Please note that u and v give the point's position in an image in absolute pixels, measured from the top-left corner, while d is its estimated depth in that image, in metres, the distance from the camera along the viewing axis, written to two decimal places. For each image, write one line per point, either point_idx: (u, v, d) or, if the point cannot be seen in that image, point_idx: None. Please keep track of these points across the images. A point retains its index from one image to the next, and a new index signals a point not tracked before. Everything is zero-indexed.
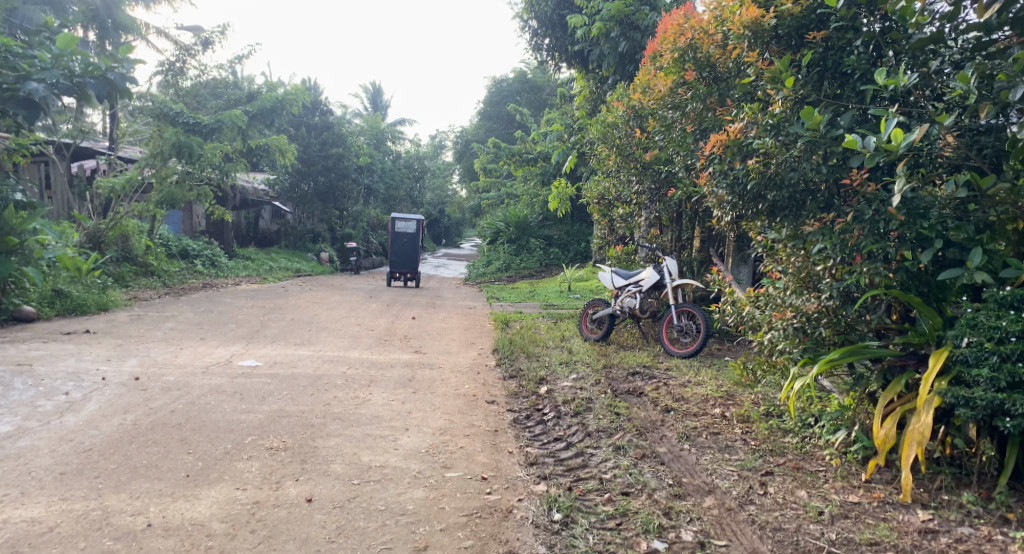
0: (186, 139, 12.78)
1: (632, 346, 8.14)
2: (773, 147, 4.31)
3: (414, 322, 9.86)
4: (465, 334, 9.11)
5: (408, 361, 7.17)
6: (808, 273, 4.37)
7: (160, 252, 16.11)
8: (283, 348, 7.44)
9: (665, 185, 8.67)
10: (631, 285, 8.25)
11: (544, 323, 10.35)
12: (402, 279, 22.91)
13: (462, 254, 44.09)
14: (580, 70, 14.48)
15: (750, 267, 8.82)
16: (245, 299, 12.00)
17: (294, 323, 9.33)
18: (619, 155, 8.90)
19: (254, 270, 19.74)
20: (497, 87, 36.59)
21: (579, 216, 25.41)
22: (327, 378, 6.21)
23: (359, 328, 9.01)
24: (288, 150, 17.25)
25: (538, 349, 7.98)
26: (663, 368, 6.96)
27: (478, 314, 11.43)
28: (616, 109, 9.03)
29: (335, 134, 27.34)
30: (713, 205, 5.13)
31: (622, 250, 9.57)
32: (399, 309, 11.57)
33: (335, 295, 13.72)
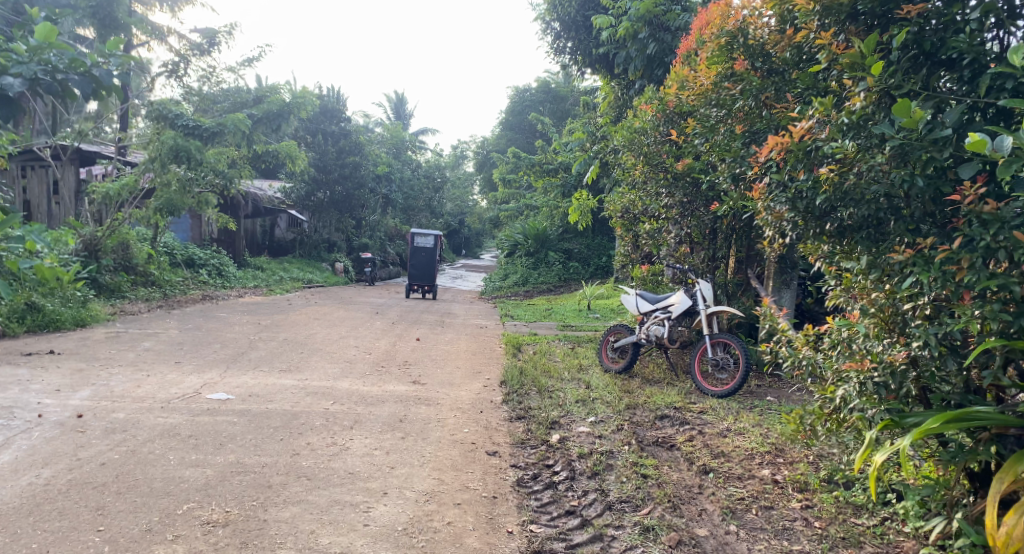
0: (184, 143, 12.06)
1: (659, 380, 7.21)
2: (853, 152, 3.41)
3: (417, 345, 9.02)
4: (472, 361, 8.23)
5: (403, 395, 6.32)
6: (891, 313, 3.49)
7: (163, 261, 15.43)
8: (265, 376, 6.63)
9: (697, 199, 7.77)
10: (658, 312, 7.29)
11: (561, 349, 9.44)
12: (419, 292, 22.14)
13: (481, 266, 43.35)
14: (605, 76, 13.65)
15: (793, 289, 8.12)
16: (242, 314, 11.23)
17: (285, 344, 8.52)
18: (645, 164, 8.01)
19: (263, 280, 19.08)
20: (520, 96, 35.90)
21: (600, 229, 24.56)
22: (305, 417, 5.37)
23: (356, 352, 8.16)
24: (299, 156, 16.55)
25: (551, 382, 7.09)
26: (696, 411, 6.05)
27: (489, 336, 10.54)
28: (644, 113, 8.14)
29: (352, 142, 26.83)
30: (766, 223, 4.21)
31: (647, 270, 8.64)
32: (405, 328, 10.72)
33: (339, 310, 12.91)
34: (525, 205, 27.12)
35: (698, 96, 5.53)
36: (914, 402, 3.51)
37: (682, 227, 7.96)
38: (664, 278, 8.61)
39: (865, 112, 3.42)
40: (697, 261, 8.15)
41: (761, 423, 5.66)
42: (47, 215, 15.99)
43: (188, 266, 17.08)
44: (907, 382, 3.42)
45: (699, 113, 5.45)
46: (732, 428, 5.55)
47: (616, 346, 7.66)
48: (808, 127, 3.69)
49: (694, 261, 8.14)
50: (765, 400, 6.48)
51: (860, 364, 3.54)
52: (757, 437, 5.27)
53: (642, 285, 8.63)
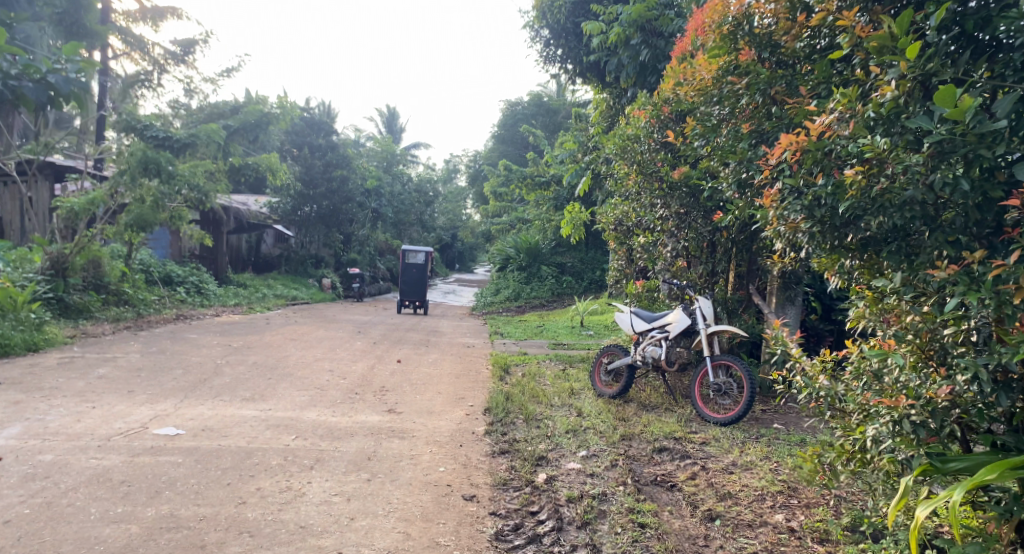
0: (154, 155, 11.57)
1: (657, 406, 6.65)
2: (884, 150, 2.88)
3: (397, 368, 8.46)
4: (455, 385, 7.66)
5: (376, 427, 5.76)
6: (928, 340, 2.95)
7: (137, 279, 14.84)
8: (225, 407, 6.05)
9: (694, 209, 7.29)
10: (655, 332, 6.72)
11: (552, 370, 8.89)
12: (410, 308, 21.62)
13: (473, 280, 42.81)
14: (596, 84, 13.22)
15: (798, 305, 7.67)
16: (215, 335, 10.65)
17: (254, 369, 7.93)
18: (640, 172, 7.51)
19: (244, 298, 18.51)
20: (511, 110, 35.59)
21: (593, 243, 24.12)
22: (262, 456, 4.81)
23: (330, 378, 7.60)
24: (280, 169, 16.03)
25: (539, 408, 6.55)
26: (698, 441, 5.52)
27: (476, 357, 9.98)
28: (637, 118, 7.66)
29: (339, 155, 26.42)
30: (775, 236, 3.68)
31: (644, 285, 8.07)
32: (387, 349, 10.15)
33: (320, 329, 12.34)
34: (517, 219, 26.66)
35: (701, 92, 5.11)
36: (956, 443, 2.98)
37: (679, 241, 7.42)
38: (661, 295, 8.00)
39: (898, 103, 2.90)
40: (696, 275, 7.62)
41: (770, 456, 5.12)
42: (18, 233, 15.34)
43: (165, 284, 16.49)
44: (949, 422, 2.89)
45: (699, 113, 5.02)
46: (738, 463, 5.02)
47: (611, 367, 7.10)
48: (828, 123, 3.17)
49: (691, 275, 7.63)
50: (771, 428, 5.95)
51: (893, 401, 2.98)
52: (766, 474, 4.73)
53: (637, 302, 8.04)
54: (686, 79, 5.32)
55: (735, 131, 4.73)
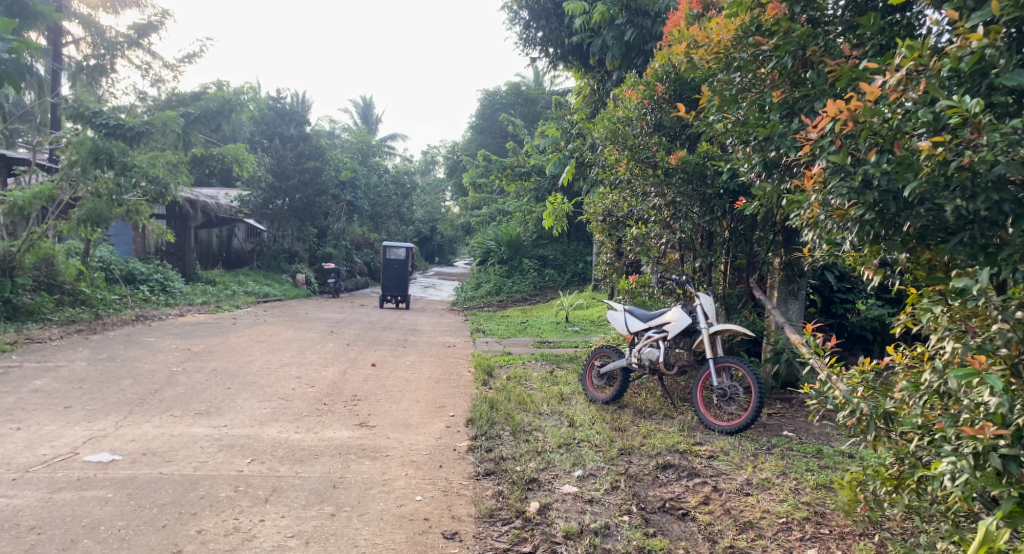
0: (105, 145, 10.74)
1: (655, 412, 6.07)
2: (972, 116, 2.33)
3: (371, 373, 7.80)
4: (434, 392, 7.03)
5: (345, 446, 5.11)
6: (1017, 353, 2.41)
7: (96, 277, 14.13)
8: (174, 424, 5.36)
9: (694, 200, 6.69)
10: (653, 332, 6.12)
11: (538, 372, 8.28)
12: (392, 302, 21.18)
13: (453, 273, 42.12)
14: (578, 69, 12.58)
15: (802, 300, 7.14)
16: (175, 338, 9.91)
17: (213, 377, 7.24)
18: (633, 156, 6.87)
19: (213, 296, 17.72)
20: (490, 99, 34.85)
21: (576, 234, 23.56)
22: (209, 486, 4.14)
23: (295, 387, 6.93)
24: (247, 159, 15.20)
25: (527, 418, 5.94)
26: (705, 455, 4.94)
27: (456, 358, 9.34)
28: (629, 99, 7.07)
29: (312, 146, 25.62)
30: (813, 222, 3.10)
31: (640, 281, 7.40)
32: (360, 351, 9.48)
33: (291, 330, 11.62)
34: (497, 210, 26.04)
35: (720, 58, 4.59)
36: None
37: (673, 233, 6.77)
38: (657, 293, 7.30)
39: (981, 56, 2.44)
40: (694, 268, 7.00)
41: (786, 472, 4.55)
42: None
43: (127, 282, 15.93)
44: None
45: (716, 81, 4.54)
46: (754, 482, 4.44)
47: (605, 371, 6.49)
48: (892, 84, 2.64)
49: (687, 268, 7.05)
50: (782, 437, 5.39)
51: (977, 429, 2.36)
52: (787, 496, 4.17)
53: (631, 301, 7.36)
54: (702, 41, 4.77)
55: (761, 102, 4.22)
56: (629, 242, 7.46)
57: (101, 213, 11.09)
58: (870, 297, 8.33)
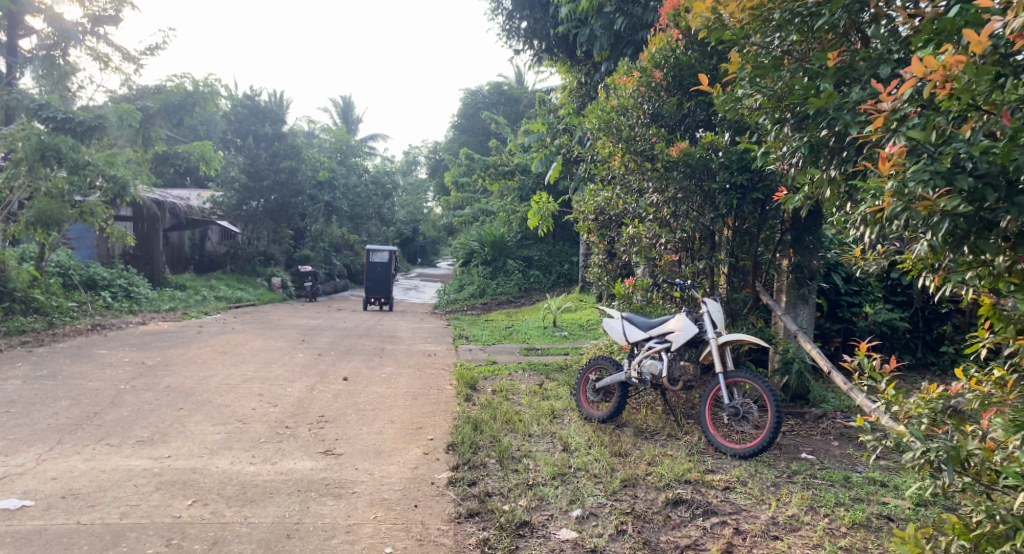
0: (53, 140, 9.90)
1: (657, 432, 5.45)
2: None
3: (343, 389, 7.12)
4: (411, 411, 6.35)
5: (306, 481, 4.42)
6: None
7: (52, 284, 13.42)
8: (108, 456, 4.66)
9: (694, 196, 5.95)
10: (654, 342, 5.48)
11: (526, 384, 7.62)
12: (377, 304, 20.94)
13: (435, 275, 41.39)
14: (565, 62, 11.98)
15: (812, 305, 6.55)
16: (130, 350, 9.16)
17: (164, 396, 6.50)
18: (629, 147, 6.20)
19: (182, 302, 16.93)
20: (472, 99, 34.21)
21: (562, 235, 22.93)
22: (136, 540, 3.45)
23: (255, 407, 6.22)
24: (215, 157, 14.36)
25: (515, 442, 5.29)
26: (720, 485, 4.29)
27: (436, 369, 8.67)
28: (623, 85, 6.42)
29: (287, 146, 24.79)
30: (873, 211, 2.62)
31: (639, 285, 6.71)
32: (333, 362, 8.78)
33: (260, 339, 10.87)
34: (480, 211, 25.39)
35: (754, 16, 3.93)
36: None
37: (674, 232, 6.15)
38: (659, 298, 6.62)
39: None
40: (697, 270, 6.35)
41: (816, 507, 3.94)
42: None
43: (88, 287, 15.19)
44: None
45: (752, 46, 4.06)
46: (781, 521, 3.80)
47: (600, 385, 5.84)
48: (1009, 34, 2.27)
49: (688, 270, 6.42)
50: (803, 461, 4.77)
51: None
52: (823, 541, 3.53)
53: (629, 307, 6.67)
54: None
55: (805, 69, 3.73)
56: (627, 241, 6.77)
57: (50, 213, 10.31)
58: (877, 300, 7.89)
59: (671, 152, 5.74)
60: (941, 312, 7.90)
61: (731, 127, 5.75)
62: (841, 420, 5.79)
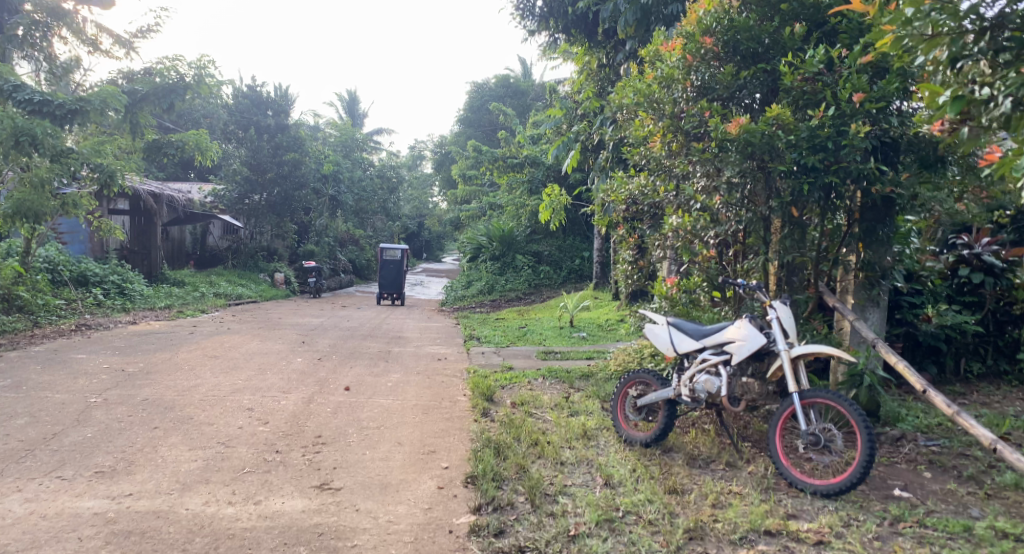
0: (28, 124, 9.03)
1: (713, 461, 4.62)
2: None
3: (344, 402, 6.31)
4: (421, 430, 5.50)
5: (296, 528, 3.62)
6: None
7: (38, 280, 12.69)
8: (57, 495, 3.86)
9: (753, 181, 5.04)
10: (711, 355, 4.64)
11: (549, 396, 6.76)
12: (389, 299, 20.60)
13: (441, 270, 40.60)
14: (583, 43, 11.02)
15: (883, 307, 5.73)
16: (111, 354, 8.34)
17: (140, 411, 5.67)
18: (672, 124, 5.35)
19: (178, 299, 16.18)
20: (479, 90, 33.39)
21: (573, 229, 22.08)
22: None
23: (241, 426, 5.38)
24: (210, 147, 13.50)
25: (547, 472, 4.47)
26: (810, 537, 3.46)
27: (447, 377, 7.81)
28: (665, 54, 5.55)
29: (290, 137, 23.95)
30: None
31: (684, 286, 5.97)
32: (334, 368, 7.94)
33: (256, 341, 10.05)
34: (488, 205, 24.58)
35: None
36: None
37: (726, 224, 5.31)
38: (705, 300, 5.86)
39: None
40: (751, 268, 5.54)
41: None
42: None
43: (79, 284, 14.46)
44: None
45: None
46: None
47: (643, 403, 5.01)
48: None
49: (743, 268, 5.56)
50: (901, 501, 3.92)
51: None
52: None
53: (671, 311, 5.90)
54: None
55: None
56: (664, 236, 6.06)
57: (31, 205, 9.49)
58: (941, 300, 6.96)
59: (727, 129, 4.84)
60: (1017, 314, 6.84)
61: (800, 102, 4.83)
62: (925, 443, 4.92)
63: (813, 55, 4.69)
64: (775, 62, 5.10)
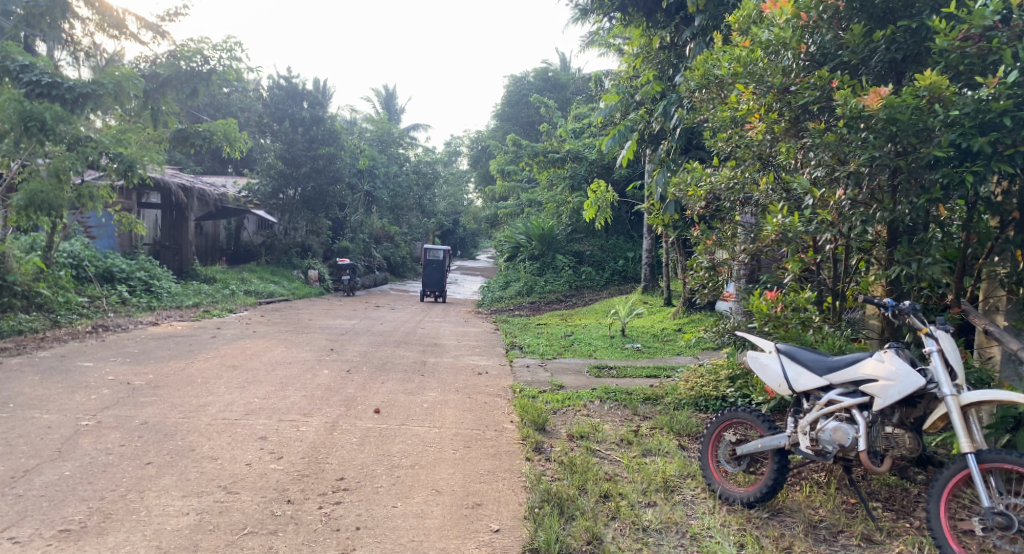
0: (37, 109, 8.30)
1: (841, 533, 3.66)
2: None
3: (374, 430, 5.40)
4: (463, 471, 4.57)
5: None
6: None
7: (61, 276, 12.08)
8: None
9: (889, 172, 4.04)
10: (840, 397, 3.65)
11: (613, 428, 5.73)
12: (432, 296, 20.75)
13: (477, 268, 39.73)
14: (640, 23, 9.88)
15: None
16: (121, 362, 7.56)
17: (136, 438, 4.82)
18: (785, 101, 4.51)
19: (207, 297, 15.54)
20: (518, 84, 32.43)
21: (616, 228, 20.97)
22: None
23: (250, 463, 4.49)
24: (240, 137, 12.76)
25: (629, 545, 3.55)
26: None
27: (491, 396, 6.83)
28: (770, 13, 4.64)
29: (325, 130, 23.23)
30: None
31: (792, 301, 4.81)
32: (363, 384, 7.01)
33: (282, 347, 9.22)
34: (527, 201, 23.61)
35: None
36: None
37: (842, 226, 4.28)
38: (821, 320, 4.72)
39: None
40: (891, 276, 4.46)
41: None
42: None
43: (104, 280, 13.88)
44: None
45: None
46: None
47: (744, 451, 4.04)
48: None
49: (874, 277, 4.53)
50: None
51: None
52: None
53: (773, 332, 4.71)
54: None
55: None
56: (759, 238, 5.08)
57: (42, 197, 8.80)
58: None
59: (863, 103, 3.85)
60: None
61: (959, 69, 3.82)
62: None
63: (986, 4, 3.66)
64: (924, 17, 4.05)
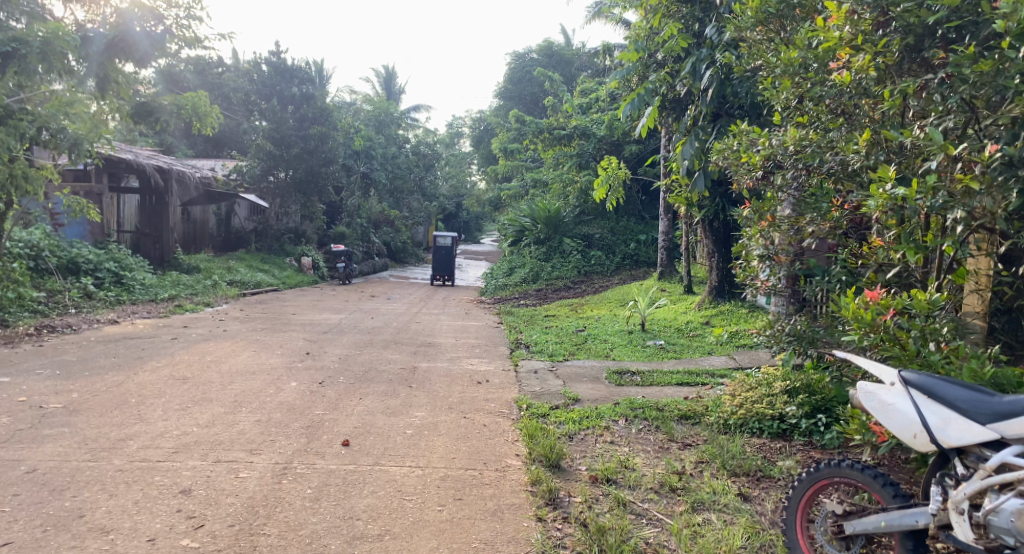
0: None
1: None
2: None
3: (335, 473, 4.14)
4: (449, 545, 3.31)
5: None
6: None
7: (14, 269, 10.80)
8: None
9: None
10: (1021, 460, 2.39)
11: (649, 464, 4.44)
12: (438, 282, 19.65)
13: (483, 253, 38.31)
14: None
15: None
16: (48, 376, 6.27)
17: (10, 499, 3.56)
18: (896, 20, 3.81)
19: (185, 289, 14.27)
20: (520, 60, 30.95)
21: (626, 209, 19.61)
22: None
23: (153, 538, 3.23)
24: (210, 111, 11.45)
25: None
26: None
27: (491, 416, 5.55)
28: None
29: (317, 108, 21.82)
30: None
31: (909, 305, 3.39)
32: (335, 402, 5.72)
33: (251, 350, 7.94)
34: (532, 182, 22.26)
35: None
36: None
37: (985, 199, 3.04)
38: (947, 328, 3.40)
39: None
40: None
41: None
42: None
43: (68, 272, 12.60)
44: None
45: None
46: None
47: (856, 531, 2.76)
48: None
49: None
50: None
51: None
52: None
53: (880, 353, 3.38)
54: None
55: None
56: (834, 218, 4.06)
57: None
58: None
59: None
60: None
61: None
62: None
63: None
64: None
